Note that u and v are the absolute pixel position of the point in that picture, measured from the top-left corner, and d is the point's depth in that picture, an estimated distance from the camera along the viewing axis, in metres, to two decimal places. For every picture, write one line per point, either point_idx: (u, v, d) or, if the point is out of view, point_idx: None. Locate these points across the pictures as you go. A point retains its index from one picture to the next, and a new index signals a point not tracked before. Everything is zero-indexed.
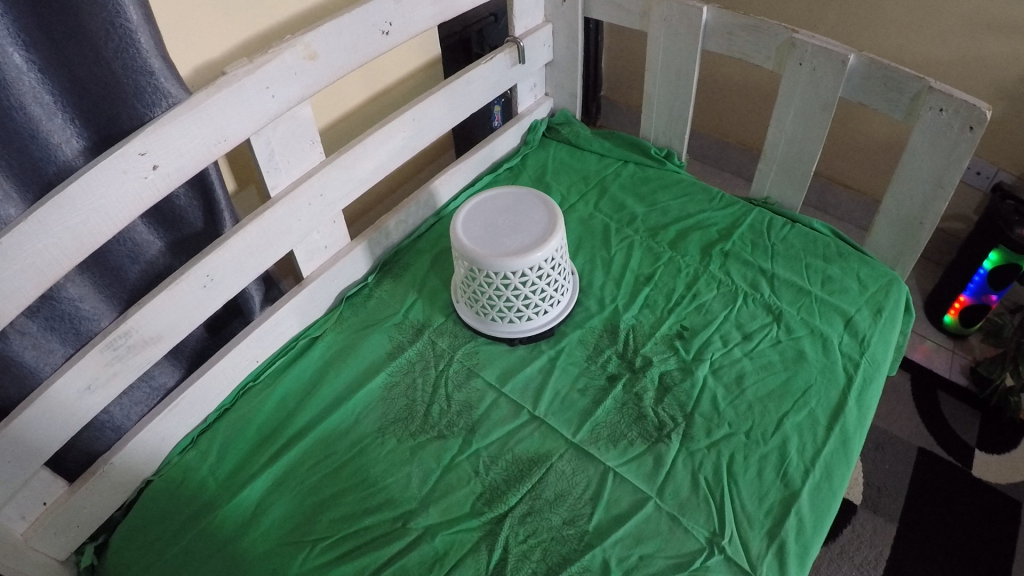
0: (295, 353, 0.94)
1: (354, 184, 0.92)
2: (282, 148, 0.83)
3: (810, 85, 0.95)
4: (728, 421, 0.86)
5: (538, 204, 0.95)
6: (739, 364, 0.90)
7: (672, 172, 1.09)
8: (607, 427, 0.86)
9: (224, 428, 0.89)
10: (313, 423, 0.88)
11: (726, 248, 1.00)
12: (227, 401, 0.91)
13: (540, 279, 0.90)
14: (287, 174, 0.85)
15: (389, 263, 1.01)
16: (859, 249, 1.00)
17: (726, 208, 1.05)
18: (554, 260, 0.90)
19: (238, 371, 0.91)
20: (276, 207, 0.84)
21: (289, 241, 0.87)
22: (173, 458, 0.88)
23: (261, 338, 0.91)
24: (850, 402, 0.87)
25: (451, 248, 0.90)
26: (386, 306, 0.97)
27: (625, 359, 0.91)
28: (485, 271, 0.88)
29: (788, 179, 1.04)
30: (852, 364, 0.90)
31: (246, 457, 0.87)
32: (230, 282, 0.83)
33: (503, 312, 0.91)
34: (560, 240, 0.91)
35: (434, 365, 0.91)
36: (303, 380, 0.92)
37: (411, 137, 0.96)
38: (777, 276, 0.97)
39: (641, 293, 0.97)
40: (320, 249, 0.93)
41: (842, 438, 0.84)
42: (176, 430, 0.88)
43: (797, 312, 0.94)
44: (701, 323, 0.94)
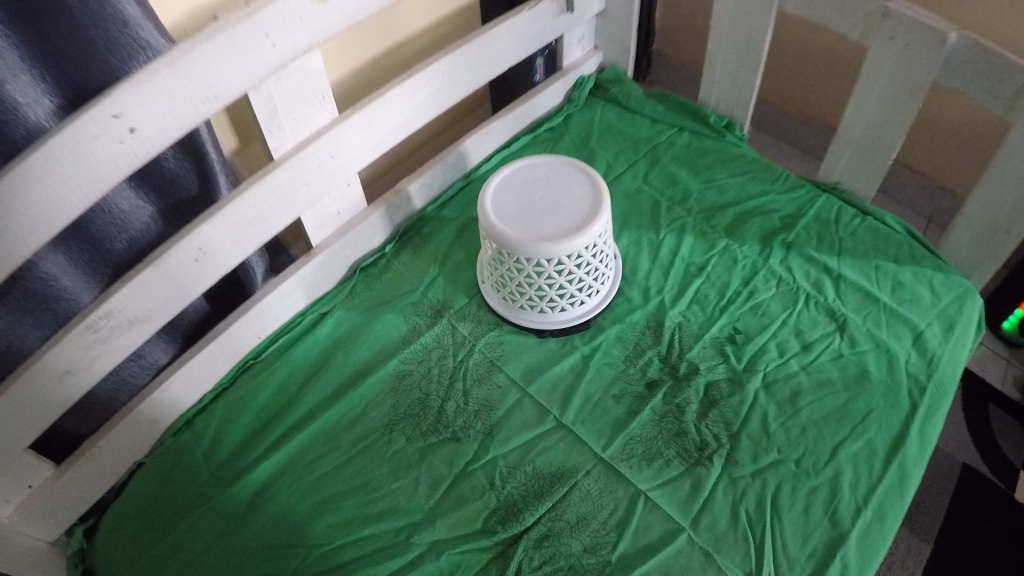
0: (302, 329, 0.86)
1: (372, 145, 0.81)
2: (288, 104, 0.71)
3: (898, 63, 0.82)
4: (777, 445, 0.77)
5: (583, 179, 0.84)
6: (795, 379, 0.80)
7: (732, 145, 0.97)
8: (642, 443, 0.77)
9: (220, 410, 0.81)
10: (317, 412, 0.80)
11: (788, 239, 0.89)
12: (226, 380, 0.83)
13: (579, 268, 0.79)
14: (292, 134, 0.73)
15: (411, 231, 0.91)
16: (934, 253, 0.88)
17: (792, 191, 0.93)
18: (597, 247, 0.79)
19: (237, 347, 0.83)
20: (281, 169, 0.73)
21: (296, 208, 0.77)
22: (167, 439, 0.81)
23: (265, 311, 0.83)
24: (912, 434, 0.76)
25: (480, 226, 0.80)
26: (403, 281, 0.88)
27: (668, 364, 0.82)
28: (515, 257, 0.78)
29: (863, 165, 0.92)
30: (918, 389, 0.79)
31: (241, 446, 0.79)
32: (226, 255, 0.73)
33: (534, 302, 0.81)
34: (605, 224, 0.80)
35: (453, 355, 0.82)
36: (307, 362, 0.84)
37: (439, 93, 0.85)
38: (843, 278, 0.86)
39: (690, 287, 0.86)
40: (331, 216, 0.84)
41: (902, 475, 0.74)
42: (169, 409, 0.80)
43: (863, 322, 0.83)
44: (756, 327, 0.83)
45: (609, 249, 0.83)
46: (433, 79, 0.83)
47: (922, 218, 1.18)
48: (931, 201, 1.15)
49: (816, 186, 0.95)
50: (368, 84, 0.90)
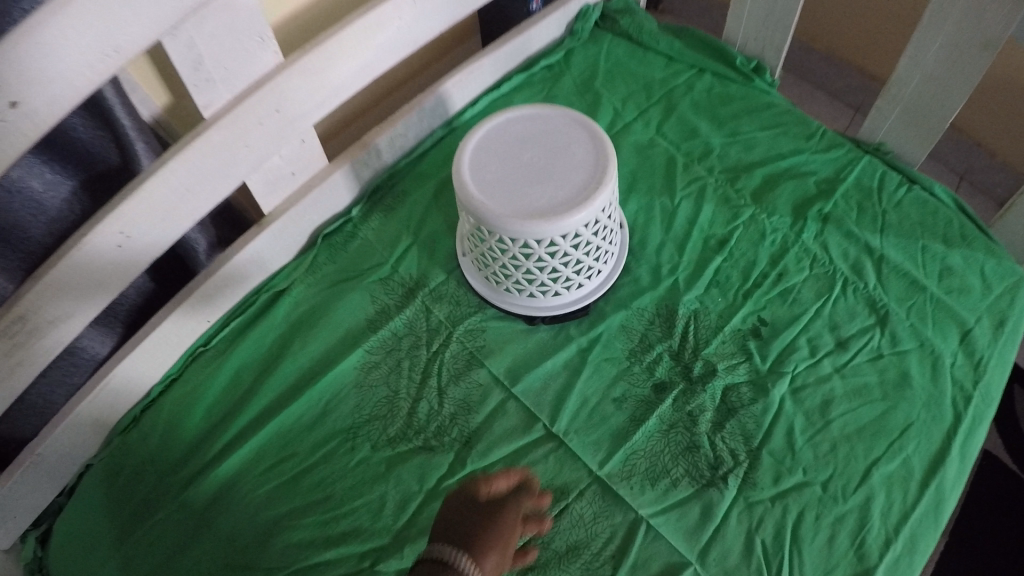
0: (256, 310, 0.76)
1: (327, 96, 0.69)
2: (215, 50, 0.60)
3: (969, 10, 0.68)
4: (802, 465, 0.65)
5: (583, 126, 0.68)
6: (827, 385, 0.68)
7: (760, 92, 0.83)
8: (646, 459, 0.66)
9: (167, 405, 0.72)
10: (271, 412, 0.71)
11: (824, 210, 0.76)
12: (173, 371, 0.73)
13: (576, 248, 0.65)
14: (223, 87, 0.63)
15: (382, 190, 0.79)
16: (986, 231, 0.75)
17: (830, 150, 0.79)
18: (599, 222, 0.65)
19: (183, 335, 0.72)
20: (212, 131, 0.62)
21: (236, 175, 0.67)
22: (114, 439, 0.72)
23: (213, 291, 0.72)
24: (955, 452, 0.64)
25: (454, 191, 0.65)
26: (371, 251, 0.77)
27: (679, 362, 0.70)
28: (497, 235, 0.64)
29: (914, 127, 0.79)
30: (963, 398, 0.66)
31: (190, 448, 0.70)
32: (155, 236, 0.64)
33: (522, 286, 0.69)
34: (611, 193, 0.65)
35: (426, 344, 0.72)
36: (263, 349, 0.74)
37: (408, 29, 0.71)
38: (886, 259, 0.73)
39: (709, 266, 0.74)
40: (285, 177, 0.73)
41: (940, 501, 0.63)
42: (114, 408, 0.71)
43: (906, 316, 0.70)
44: (785, 319, 0.71)
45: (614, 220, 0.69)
46: (401, 10, 0.69)
47: (953, 174, 1.09)
48: (967, 155, 1.06)
49: (856, 145, 0.80)
50: (328, 18, 0.75)
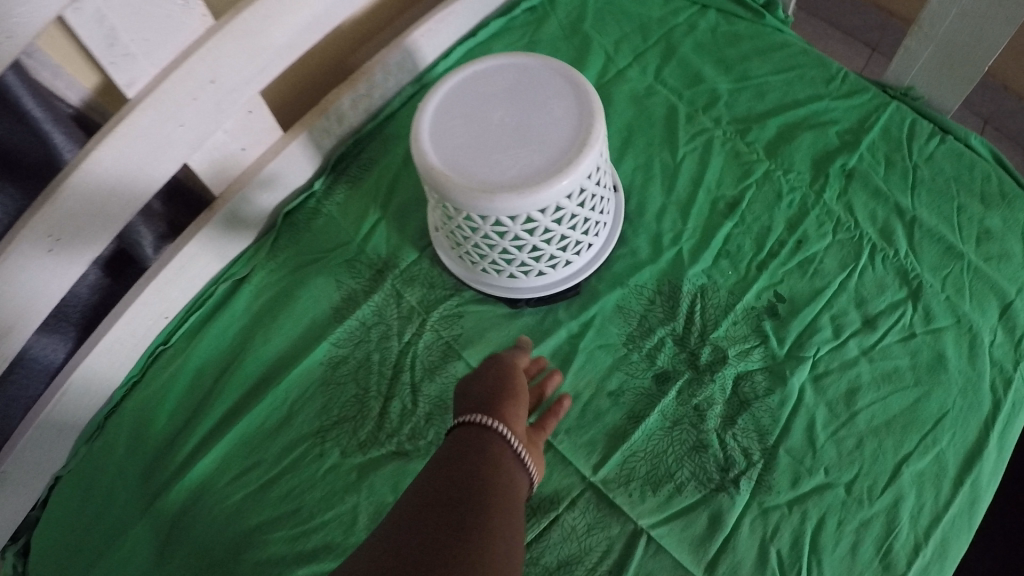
0: (215, 303, 0.69)
1: (270, 59, 0.61)
2: (132, 23, 0.54)
3: None
4: (823, 464, 0.57)
5: (563, 76, 0.59)
6: (853, 370, 0.60)
7: (772, 31, 0.73)
8: (646, 462, 0.58)
9: (130, 411, 0.66)
10: (237, 413, 0.65)
11: (848, 164, 0.67)
12: (135, 372, 0.67)
13: (559, 224, 0.57)
14: (146, 61, 0.56)
15: (347, 157, 0.72)
16: None
17: (854, 95, 0.70)
18: (584, 190, 0.57)
19: (139, 335, 0.66)
20: (135, 115, 0.57)
21: (175, 157, 0.61)
22: (81, 449, 0.66)
23: (169, 283, 0.66)
24: (992, 445, 0.57)
25: (414, 162, 0.57)
26: (336, 228, 0.69)
27: (685, 349, 0.61)
28: (464, 212, 0.55)
29: (946, 70, 0.69)
30: (1003, 381, 0.58)
31: (154, 458, 0.64)
32: (87, 238, 0.60)
33: (500, 267, 0.61)
34: (597, 157, 0.56)
35: (396, 335, 0.65)
36: (225, 344, 0.68)
37: None
38: (918, 222, 0.64)
39: (717, 234, 0.65)
40: (232, 153, 0.65)
41: (976, 499, 0.55)
42: (76, 415, 0.65)
43: (941, 287, 0.62)
44: (805, 294, 0.63)
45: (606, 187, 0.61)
46: None
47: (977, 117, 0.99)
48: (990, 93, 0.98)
49: (880, 91, 0.71)
50: None
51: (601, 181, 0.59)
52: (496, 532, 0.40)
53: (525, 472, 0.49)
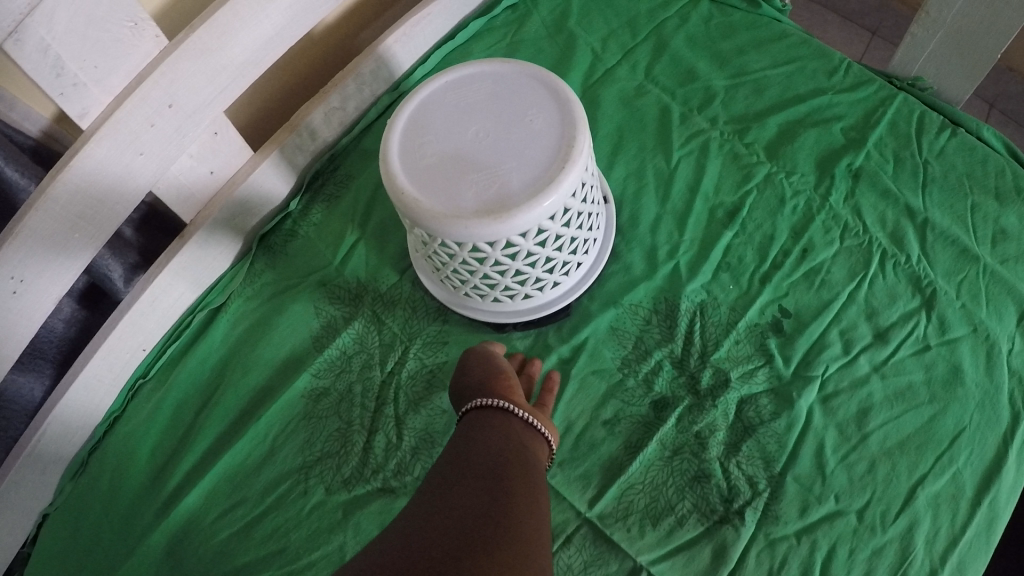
0: (193, 332, 0.67)
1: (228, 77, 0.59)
2: (79, 50, 0.51)
3: None
4: (834, 491, 0.53)
5: (545, 85, 0.55)
6: (864, 389, 0.57)
7: (769, 20, 0.72)
8: (645, 495, 0.55)
9: (113, 448, 0.63)
10: (219, 450, 0.61)
11: (854, 164, 0.65)
12: (117, 407, 0.64)
13: (542, 246, 0.53)
14: (98, 86, 0.53)
15: (324, 175, 0.70)
16: None
17: (858, 88, 0.68)
18: (569, 209, 0.53)
19: (116, 370, 0.63)
20: (91, 145, 0.54)
21: (138, 186, 0.58)
22: (66, 486, 0.63)
23: (144, 315, 0.63)
24: (1013, 461, 0.53)
25: (384, 184, 0.53)
26: (313, 250, 0.67)
27: (684, 372, 0.58)
28: (439, 238, 0.52)
29: (957, 56, 0.71)
30: (1022, 393, 0.55)
31: (138, 497, 0.61)
32: (52, 275, 0.57)
33: (483, 290, 0.58)
34: (581, 172, 0.52)
35: (379, 364, 0.62)
36: (204, 375, 0.65)
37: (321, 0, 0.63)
38: (930, 223, 0.62)
39: (717, 244, 0.63)
40: (200, 178, 0.63)
41: (994, 519, 0.52)
42: (59, 452, 0.62)
43: (957, 294, 0.59)
44: (811, 309, 0.60)
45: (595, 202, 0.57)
46: None
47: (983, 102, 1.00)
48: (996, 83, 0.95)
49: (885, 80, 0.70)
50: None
51: (589, 197, 0.55)
52: (519, 506, 0.41)
53: (545, 441, 0.51)
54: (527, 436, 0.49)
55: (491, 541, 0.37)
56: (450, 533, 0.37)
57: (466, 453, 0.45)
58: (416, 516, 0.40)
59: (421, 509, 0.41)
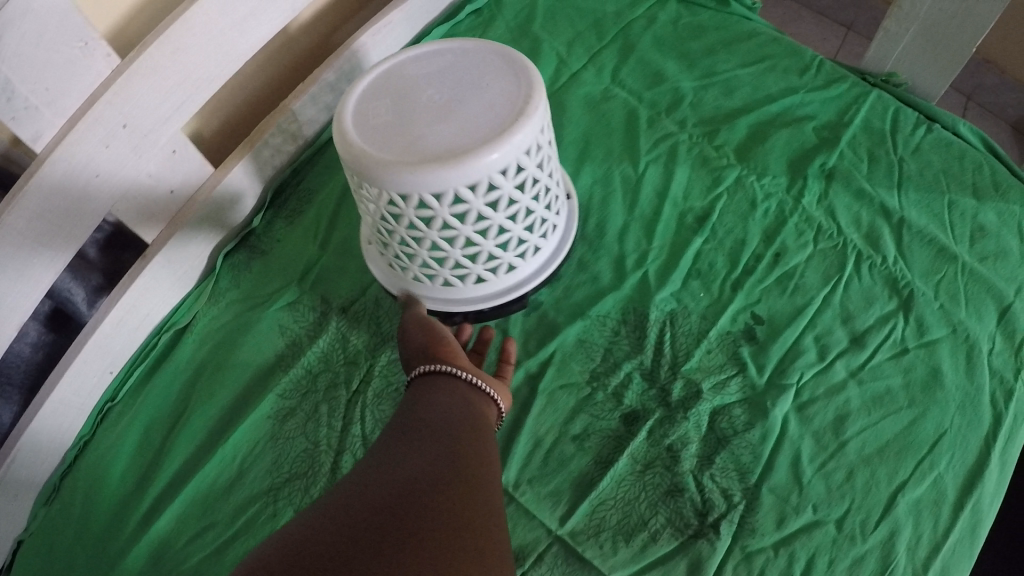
0: (159, 355, 0.66)
1: (186, 92, 0.58)
2: (28, 72, 0.49)
3: None
4: (811, 501, 0.52)
5: (505, 55, 0.54)
6: (841, 396, 0.55)
7: (739, 18, 0.73)
8: (617, 510, 0.53)
9: (84, 470, 0.61)
10: (187, 475, 0.60)
11: (828, 164, 0.64)
12: (87, 431, 0.63)
13: (494, 211, 0.51)
14: (51, 108, 0.52)
15: (288, 189, 0.71)
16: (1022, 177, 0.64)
17: (830, 87, 0.68)
18: (522, 169, 0.51)
19: (84, 394, 0.62)
20: (46, 167, 0.52)
21: (95, 211, 0.57)
22: (40, 510, 0.61)
23: (109, 337, 0.62)
24: (995, 464, 0.52)
25: (335, 141, 0.52)
26: (276, 269, 0.67)
27: (654, 385, 0.57)
28: (383, 193, 0.50)
29: (927, 55, 0.70)
30: (1003, 393, 0.54)
31: (110, 523, 0.59)
32: (11, 303, 0.55)
33: (432, 268, 0.56)
34: (536, 132, 0.50)
35: (344, 381, 0.61)
36: (170, 400, 0.63)
37: (279, 11, 0.62)
38: (906, 222, 0.61)
39: (687, 251, 0.62)
40: (163, 196, 0.63)
41: (978, 522, 0.50)
42: (29, 475, 0.61)
43: (934, 295, 0.58)
44: (784, 315, 0.58)
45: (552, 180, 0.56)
46: None
47: (960, 95, 1.10)
48: None
49: (859, 78, 0.70)
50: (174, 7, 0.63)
51: (545, 166, 0.54)
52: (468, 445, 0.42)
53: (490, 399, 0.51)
54: (475, 398, 0.49)
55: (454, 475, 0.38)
56: (418, 468, 0.38)
57: (418, 413, 0.45)
58: (375, 463, 0.40)
59: (382, 456, 0.41)
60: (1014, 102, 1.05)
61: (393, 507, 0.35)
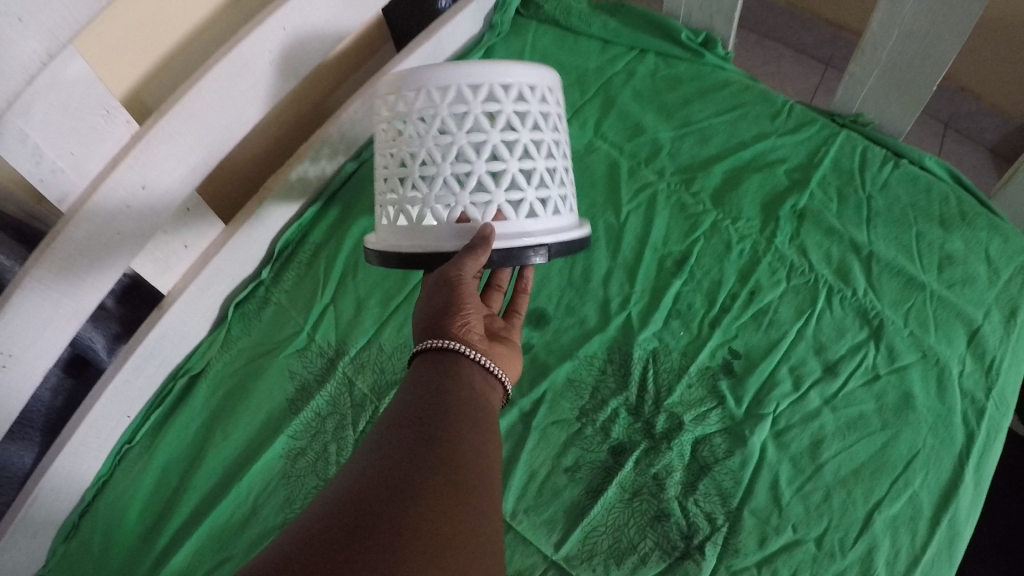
0: (173, 399, 0.70)
1: (201, 153, 0.63)
2: (56, 139, 0.54)
3: None
4: (790, 522, 0.56)
5: None
6: (816, 423, 0.59)
7: (712, 69, 0.77)
8: (608, 535, 0.57)
9: (102, 509, 0.67)
10: (203, 511, 0.65)
11: (799, 205, 0.68)
12: (104, 471, 0.68)
13: (522, 127, 0.50)
14: (76, 171, 0.56)
15: (292, 250, 0.74)
16: (993, 208, 0.67)
17: (800, 128, 0.72)
18: (545, 110, 0.52)
19: (103, 437, 0.66)
20: (73, 224, 0.56)
21: (115, 262, 0.61)
22: (58, 548, 0.66)
23: (127, 384, 0.66)
24: (969, 480, 0.56)
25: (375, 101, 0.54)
26: (285, 318, 0.71)
27: (639, 418, 0.62)
28: (418, 93, 0.50)
29: (894, 96, 0.74)
30: (975, 412, 0.58)
31: (128, 558, 0.64)
32: (38, 348, 0.59)
33: (449, 197, 0.49)
34: (553, 90, 0.54)
35: (351, 423, 0.66)
36: (187, 442, 0.68)
37: (284, 76, 0.67)
38: (875, 256, 0.65)
39: (667, 293, 0.66)
40: (177, 251, 0.68)
41: (955, 536, 0.54)
42: (50, 516, 0.65)
43: (904, 323, 0.62)
44: (759, 349, 0.63)
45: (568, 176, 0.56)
46: (271, 42, 0.63)
47: (938, 123, 1.12)
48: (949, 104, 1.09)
49: (829, 120, 0.74)
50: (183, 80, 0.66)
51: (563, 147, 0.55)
52: (465, 434, 0.39)
53: (499, 383, 0.48)
54: (481, 382, 0.46)
55: (441, 471, 0.36)
56: (400, 468, 0.35)
57: (424, 406, 0.41)
58: (382, 464, 0.36)
59: (371, 453, 0.38)
60: (992, 127, 1.06)
61: (355, 527, 0.32)
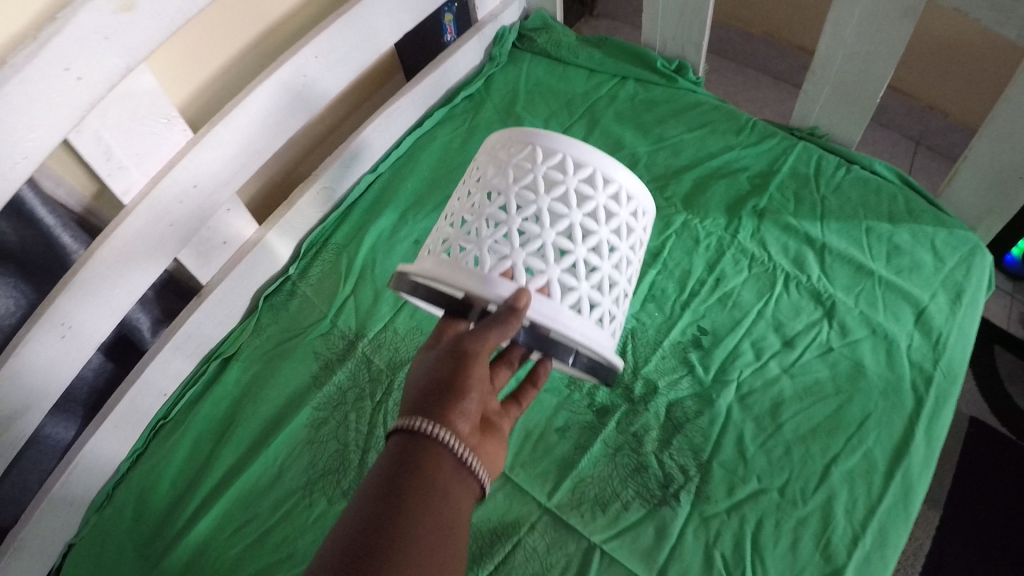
0: (207, 379, 0.79)
1: (242, 161, 0.73)
2: (124, 141, 0.63)
3: (876, 17, 0.74)
4: (755, 473, 0.64)
5: None
6: (776, 388, 0.68)
7: (685, 91, 0.89)
8: (594, 485, 0.66)
9: (135, 478, 0.74)
10: (232, 475, 0.72)
11: (760, 205, 0.79)
12: (139, 445, 0.76)
13: (602, 225, 0.59)
14: (137, 170, 0.66)
15: (318, 248, 0.85)
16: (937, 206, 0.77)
17: (761, 142, 0.84)
18: (625, 229, 0.62)
19: (141, 411, 0.76)
20: (132, 215, 0.65)
21: (161, 255, 0.71)
22: (91, 517, 0.73)
23: (168, 362, 0.76)
24: (919, 439, 0.63)
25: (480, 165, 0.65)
26: (310, 309, 0.81)
27: (620, 385, 0.71)
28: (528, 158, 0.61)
29: (842, 109, 0.85)
30: (923, 380, 0.66)
31: (161, 519, 0.71)
32: (96, 324, 0.67)
33: (507, 249, 0.57)
34: (641, 216, 0.64)
35: (370, 395, 0.74)
36: (216, 419, 0.76)
37: (314, 97, 0.77)
38: (828, 248, 0.75)
39: (643, 281, 0.76)
40: (217, 246, 0.78)
41: (909, 488, 0.61)
42: (86, 481, 0.73)
43: (855, 303, 0.72)
44: (725, 326, 0.72)
45: (616, 317, 0.61)
46: (307, 68, 0.74)
47: (910, 140, 1.24)
48: (917, 122, 1.21)
49: (788, 134, 0.85)
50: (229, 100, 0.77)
51: (627, 272, 0.63)
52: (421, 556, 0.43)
53: (473, 477, 0.51)
54: (455, 484, 0.49)
55: None
56: None
57: (384, 498, 0.46)
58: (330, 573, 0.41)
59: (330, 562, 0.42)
60: (957, 141, 1.18)
61: None
